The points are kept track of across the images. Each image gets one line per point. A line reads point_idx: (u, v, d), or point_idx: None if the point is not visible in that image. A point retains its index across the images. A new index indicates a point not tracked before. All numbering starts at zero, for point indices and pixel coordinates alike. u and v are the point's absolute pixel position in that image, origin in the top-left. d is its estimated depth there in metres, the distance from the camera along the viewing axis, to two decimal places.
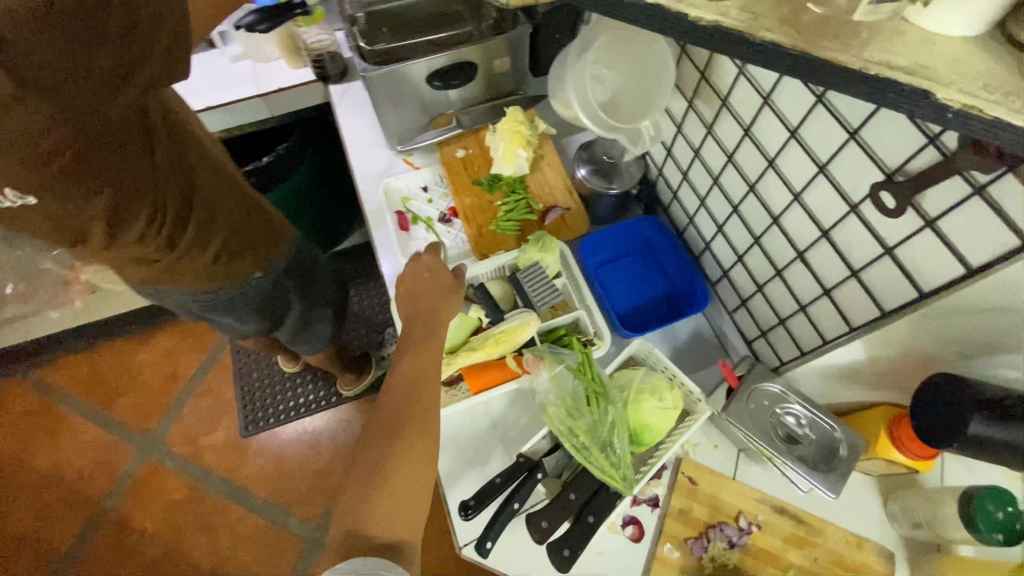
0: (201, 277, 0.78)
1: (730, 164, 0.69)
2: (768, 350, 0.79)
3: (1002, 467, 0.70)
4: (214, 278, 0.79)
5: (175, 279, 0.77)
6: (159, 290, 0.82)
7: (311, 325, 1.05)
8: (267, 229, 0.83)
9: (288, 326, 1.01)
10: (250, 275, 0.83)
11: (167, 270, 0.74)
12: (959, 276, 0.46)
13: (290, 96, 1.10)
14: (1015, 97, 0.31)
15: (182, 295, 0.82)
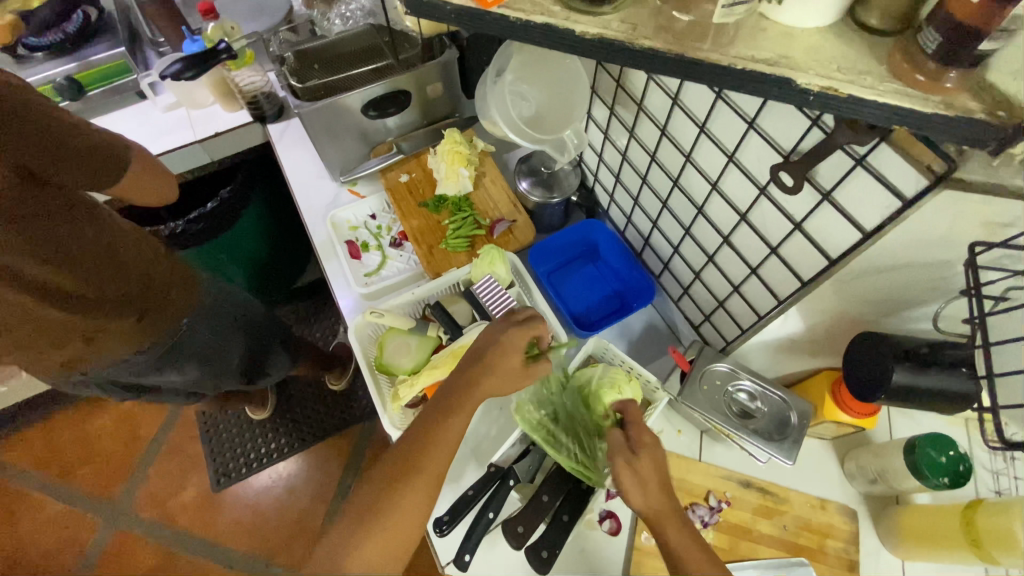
0: (120, 344, 0.80)
1: (654, 163, 0.74)
2: (715, 333, 0.83)
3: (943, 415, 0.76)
4: (133, 343, 0.81)
5: (102, 352, 0.79)
6: (89, 371, 0.84)
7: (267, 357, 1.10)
8: (179, 291, 0.85)
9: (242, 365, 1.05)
10: (181, 322, 0.87)
11: (84, 347, 0.77)
12: (858, 241, 0.50)
13: (229, 139, 1.10)
14: (867, 75, 0.35)
15: (117, 366, 0.85)
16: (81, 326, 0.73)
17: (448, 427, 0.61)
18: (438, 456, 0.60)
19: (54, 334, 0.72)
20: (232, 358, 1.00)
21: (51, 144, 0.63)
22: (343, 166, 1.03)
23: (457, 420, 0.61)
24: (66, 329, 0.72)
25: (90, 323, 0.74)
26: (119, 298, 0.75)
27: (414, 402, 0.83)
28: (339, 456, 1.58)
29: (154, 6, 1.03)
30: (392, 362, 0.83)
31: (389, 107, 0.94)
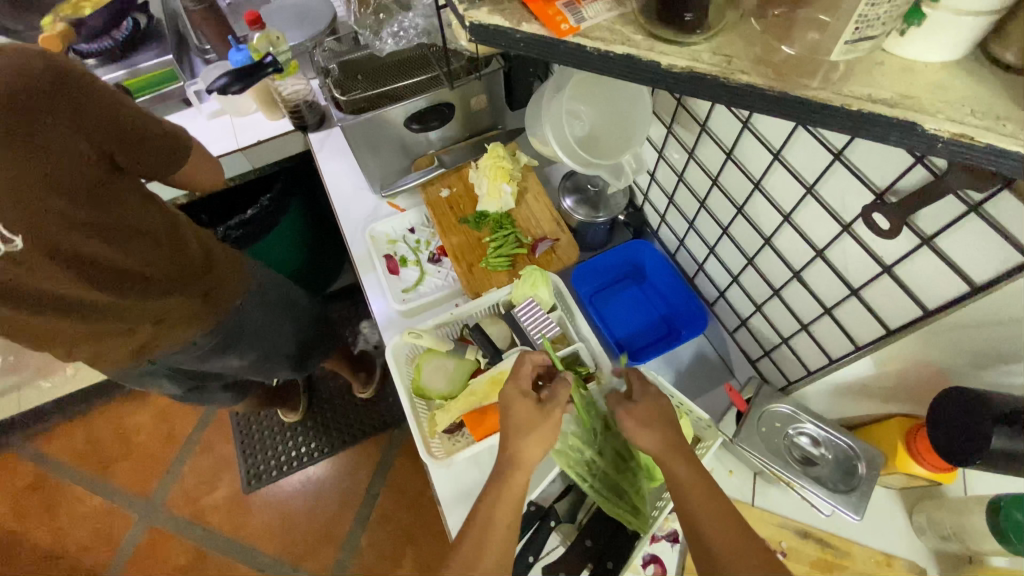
0: (183, 326, 0.84)
1: (716, 187, 0.69)
2: (773, 370, 0.77)
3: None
4: (196, 328, 0.85)
5: (168, 336, 0.83)
6: (155, 360, 0.88)
7: (313, 350, 1.13)
8: (233, 278, 0.88)
9: (288, 358, 1.07)
10: (234, 301, 0.89)
11: (154, 333, 0.82)
12: (963, 294, 0.44)
13: (271, 147, 1.10)
14: (1006, 121, 0.30)
15: (178, 354, 0.89)
16: (146, 310, 0.78)
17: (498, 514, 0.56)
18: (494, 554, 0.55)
19: (124, 317, 0.77)
20: (283, 345, 1.04)
21: (125, 127, 0.64)
22: (382, 179, 1.02)
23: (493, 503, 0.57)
24: (125, 310, 0.76)
25: (151, 305, 0.78)
26: (175, 280, 0.79)
27: (451, 429, 0.79)
28: (368, 463, 1.58)
29: (199, 12, 1.04)
30: (429, 386, 0.80)
31: (432, 120, 0.92)
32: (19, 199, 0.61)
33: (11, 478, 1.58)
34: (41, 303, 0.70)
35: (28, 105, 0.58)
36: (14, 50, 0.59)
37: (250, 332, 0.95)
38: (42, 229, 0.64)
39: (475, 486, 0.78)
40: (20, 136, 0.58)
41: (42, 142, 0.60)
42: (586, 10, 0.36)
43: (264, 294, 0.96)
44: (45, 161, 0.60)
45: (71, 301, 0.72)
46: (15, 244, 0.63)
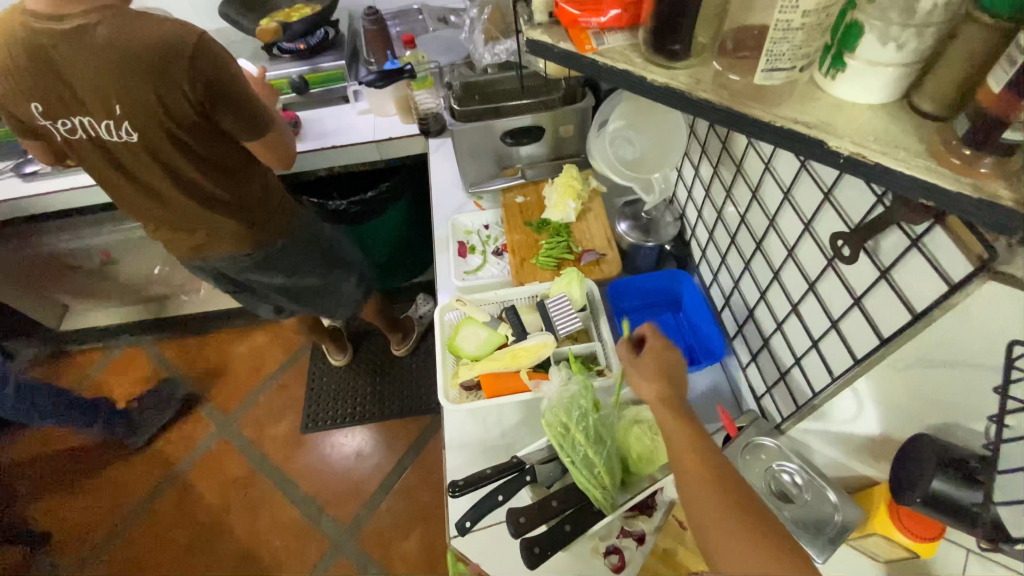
0: (227, 243, 1.11)
1: (743, 224, 0.77)
2: (772, 407, 0.80)
3: None
4: (235, 246, 1.12)
5: (216, 245, 1.11)
6: (203, 259, 1.16)
7: (335, 291, 1.37)
8: (277, 221, 1.14)
9: (310, 288, 1.33)
10: (272, 241, 1.16)
11: (203, 236, 1.09)
12: (908, 321, 0.49)
13: (397, 146, 1.34)
14: (902, 149, 0.38)
15: (220, 260, 1.16)
16: (206, 219, 1.06)
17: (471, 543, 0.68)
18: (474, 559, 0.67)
19: (190, 215, 1.04)
20: (306, 277, 1.28)
21: (228, 97, 0.87)
22: (473, 180, 1.20)
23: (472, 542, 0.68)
24: (192, 212, 1.04)
25: (209, 216, 1.05)
26: (233, 207, 1.06)
27: (468, 386, 0.92)
28: (405, 438, 1.74)
29: (373, 31, 1.36)
30: (461, 346, 0.93)
31: (524, 138, 1.10)
32: (142, 119, 0.85)
33: (135, 368, 1.94)
34: (140, 184, 0.99)
35: (167, 63, 0.80)
36: (174, 21, 0.80)
37: (288, 259, 1.21)
38: (153, 137, 0.88)
39: (475, 439, 0.89)
40: (157, 80, 0.81)
41: (165, 89, 0.82)
42: (607, 38, 0.49)
43: (307, 224, 1.21)
44: (164, 102, 0.83)
45: (159, 190, 0.99)
46: (132, 137, 0.88)
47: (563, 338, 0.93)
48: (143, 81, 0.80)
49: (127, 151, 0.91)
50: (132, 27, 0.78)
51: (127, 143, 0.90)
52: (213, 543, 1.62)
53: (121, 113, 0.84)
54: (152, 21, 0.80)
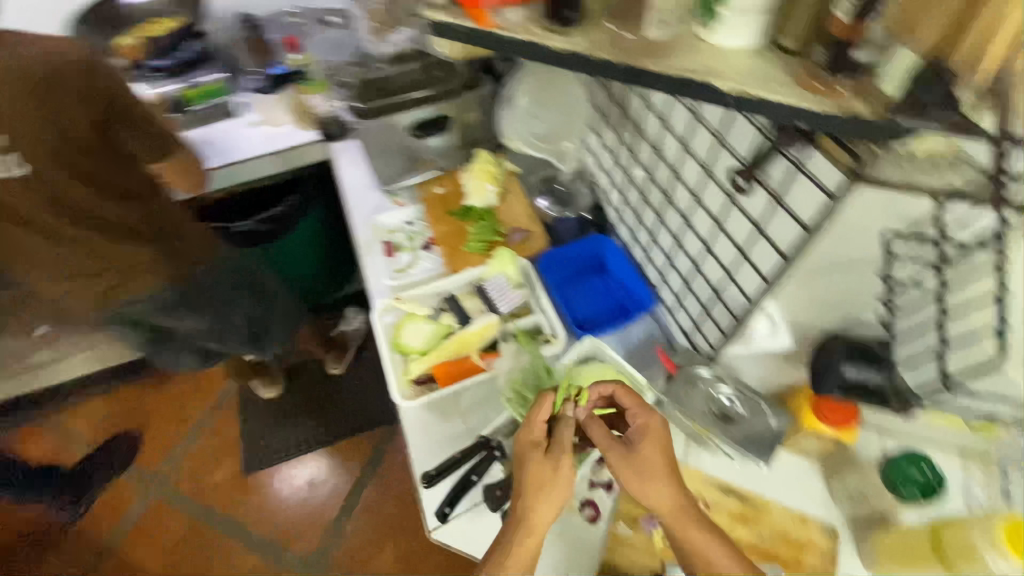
0: (148, 277, 1.04)
1: (651, 179, 0.83)
2: (702, 341, 0.87)
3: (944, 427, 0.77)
4: (157, 279, 1.05)
5: (134, 283, 1.04)
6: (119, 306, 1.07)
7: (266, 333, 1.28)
8: (199, 247, 1.10)
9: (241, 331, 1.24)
10: (194, 270, 1.10)
11: (117, 276, 1.01)
12: (801, 235, 0.56)
13: (297, 156, 1.28)
14: (775, 83, 0.44)
15: (141, 301, 1.08)
16: (120, 254, 0.98)
17: (536, 514, 0.66)
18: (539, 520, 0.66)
19: (99, 255, 0.96)
20: (234, 319, 1.21)
21: (123, 109, 0.87)
22: (386, 178, 1.17)
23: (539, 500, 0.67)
24: (100, 251, 0.96)
25: (123, 251, 0.98)
26: (148, 235, 1.00)
27: (422, 381, 0.90)
28: (360, 456, 1.68)
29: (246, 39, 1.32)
30: (408, 343, 0.93)
31: (431, 129, 1.12)
32: (35, 146, 0.80)
33: (32, 446, 1.71)
34: (32, 232, 0.89)
35: (55, 79, 0.79)
36: (52, 40, 0.80)
37: (205, 296, 1.14)
38: (47, 168, 0.83)
39: (437, 432, 0.89)
40: (47, 99, 0.79)
41: (57, 108, 0.80)
42: (506, 13, 0.51)
43: (230, 256, 1.16)
44: (59, 122, 0.81)
45: (58, 235, 0.90)
46: (26, 170, 0.80)
47: (506, 316, 0.96)
48: (32, 102, 0.78)
49: (14, 194, 0.83)
50: (7, 48, 0.76)
51: (16, 183, 0.81)
52: None
53: (8, 144, 0.78)
54: (28, 42, 0.79)
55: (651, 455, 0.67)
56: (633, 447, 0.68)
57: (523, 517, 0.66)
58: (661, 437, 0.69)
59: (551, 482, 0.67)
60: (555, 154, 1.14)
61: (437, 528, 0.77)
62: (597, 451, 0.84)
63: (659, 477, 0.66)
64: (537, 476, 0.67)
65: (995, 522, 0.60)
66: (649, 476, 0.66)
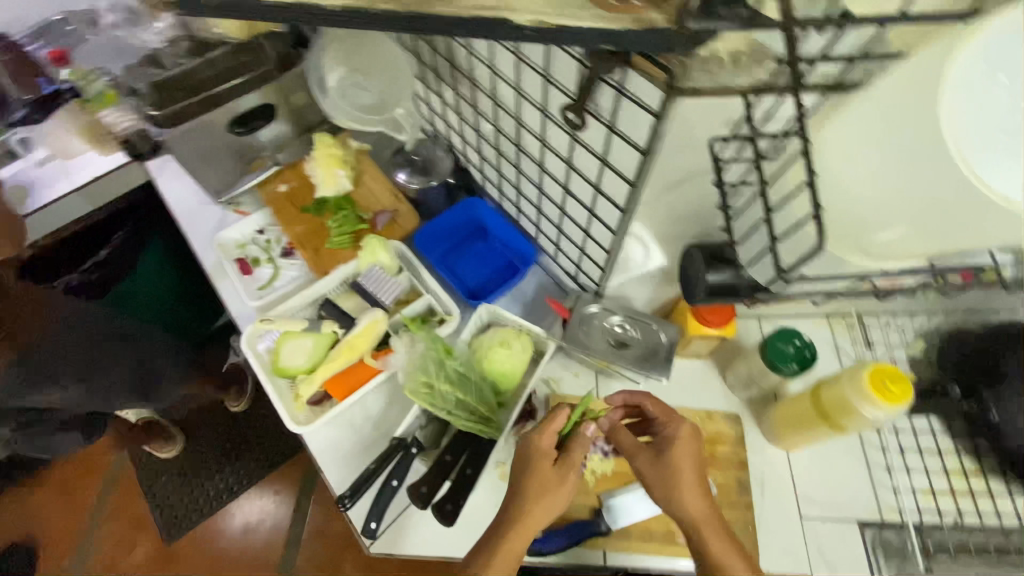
0: None
1: (500, 131, 0.80)
2: (587, 280, 0.88)
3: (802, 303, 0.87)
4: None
5: None
6: None
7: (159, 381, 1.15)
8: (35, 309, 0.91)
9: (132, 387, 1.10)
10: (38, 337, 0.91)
11: None
12: (641, 159, 0.55)
13: (107, 183, 1.14)
14: (568, 7, 0.41)
15: None
16: None
17: (529, 516, 0.66)
18: (529, 520, 0.66)
19: None
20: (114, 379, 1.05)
21: None
22: (218, 187, 1.04)
23: (532, 504, 0.66)
24: None
25: None
26: None
27: (317, 400, 0.85)
28: (291, 484, 1.56)
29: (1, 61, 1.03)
30: (290, 365, 0.84)
31: (255, 120, 0.96)
32: None
33: None
34: None
35: None
36: None
37: (69, 360, 0.96)
38: None
39: (351, 443, 0.84)
40: None
41: None
42: None
43: (73, 311, 0.98)
44: None
45: None
46: None
47: (393, 307, 0.91)
48: None
49: None
50: None
51: None
52: None
53: None
54: None
55: (684, 470, 0.68)
56: (661, 454, 0.70)
57: (515, 517, 0.66)
58: (692, 451, 0.69)
59: (553, 490, 0.67)
60: (390, 123, 1.04)
61: (371, 543, 0.74)
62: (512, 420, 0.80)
63: (691, 488, 0.67)
64: (540, 482, 0.67)
65: (862, 374, 0.64)
66: (678, 486, 0.67)
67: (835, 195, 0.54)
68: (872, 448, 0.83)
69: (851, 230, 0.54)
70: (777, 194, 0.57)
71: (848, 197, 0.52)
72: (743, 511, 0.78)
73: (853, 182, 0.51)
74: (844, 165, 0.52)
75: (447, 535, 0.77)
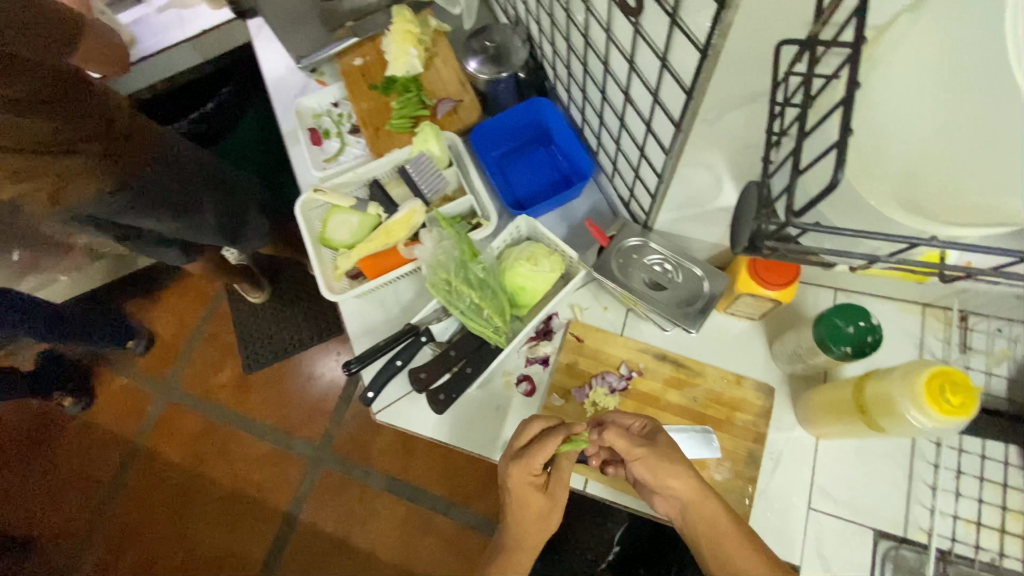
0: (95, 182, 0.92)
1: (571, 20, 0.71)
2: (638, 208, 0.80)
3: (893, 279, 0.74)
4: (107, 184, 0.93)
5: (80, 190, 0.92)
6: (71, 210, 0.95)
7: (247, 226, 1.26)
8: (148, 149, 0.99)
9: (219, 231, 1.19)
10: (141, 172, 0.98)
11: (66, 182, 0.89)
12: (700, 61, 0.46)
13: (215, 38, 1.21)
14: None
15: (90, 208, 0.96)
16: (72, 157, 0.88)
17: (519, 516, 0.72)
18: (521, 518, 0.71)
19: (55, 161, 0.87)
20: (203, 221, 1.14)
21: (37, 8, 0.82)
22: (302, 53, 1.04)
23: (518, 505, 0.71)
24: (62, 155, 0.87)
25: (76, 154, 0.88)
26: (101, 136, 0.91)
27: (353, 275, 0.89)
28: (350, 350, 1.73)
29: None
30: (333, 237, 0.88)
31: None
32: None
33: None
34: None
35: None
36: None
37: (163, 195, 1.03)
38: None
39: (376, 321, 0.88)
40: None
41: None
42: None
43: (177, 146, 1.07)
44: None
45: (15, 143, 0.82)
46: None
47: (435, 201, 0.90)
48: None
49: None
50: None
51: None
52: (199, 493, 1.67)
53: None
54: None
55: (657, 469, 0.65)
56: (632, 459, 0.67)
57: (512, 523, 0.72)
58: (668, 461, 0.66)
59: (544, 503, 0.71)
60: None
61: (374, 410, 0.80)
62: (525, 334, 0.80)
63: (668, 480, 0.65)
64: (524, 493, 0.70)
65: (918, 376, 0.53)
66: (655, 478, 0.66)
67: (879, 140, 0.43)
68: (920, 461, 0.72)
69: (888, 177, 0.42)
70: (814, 122, 0.45)
71: (893, 150, 0.42)
72: (745, 483, 0.73)
73: (892, 118, 0.42)
74: (889, 107, 0.42)
75: (438, 425, 0.80)
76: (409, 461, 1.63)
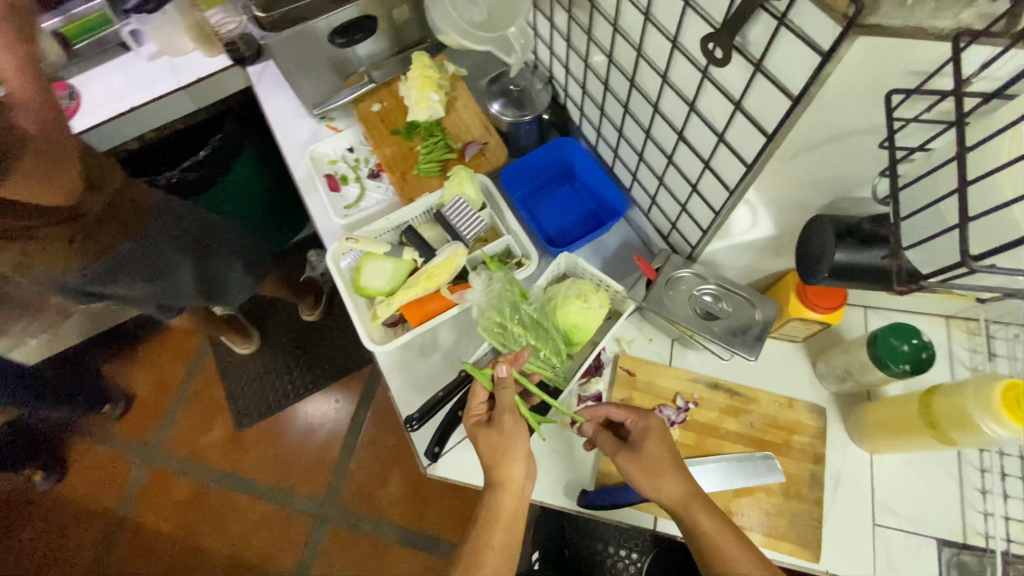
0: (63, 260, 0.91)
1: (612, 64, 0.73)
2: (681, 240, 0.82)
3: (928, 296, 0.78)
4: (78, 260, 0.93)
5: (44, 264, 0.91)
6: (33, 274, 0.94)
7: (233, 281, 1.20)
8: (127, 217, 0.96)
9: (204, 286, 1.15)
10: (119, 244, 0.96)
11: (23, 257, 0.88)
12: (789, 108, 0.48)
13: (213, 84, 1.12)
14: None
15: (54, 277, 0.95)
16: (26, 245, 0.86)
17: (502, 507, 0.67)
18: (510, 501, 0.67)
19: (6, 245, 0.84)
20: (178, 273, 1.10)
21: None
22: (316, 100, 1.03)
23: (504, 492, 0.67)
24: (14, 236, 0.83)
25: (32, 238, 0.85)
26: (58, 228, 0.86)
27: (392, 322, 0.86)
28: (349, 397, 1.66)
29: None
30: (370, 286, 0.85)
31: (356, 34, 0.93)
32: None
33: None
34: None
35: None
36: None
37: (142, 259, 1.01)
38: None
39: (417, 367, 0.86)
40: None
41: None
42: None
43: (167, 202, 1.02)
44: None
45: None
46: None
47: (472, 242, 0.88)
48: None
49: None
50: None
51: None
52: (191, 566, 1.53)
53: None
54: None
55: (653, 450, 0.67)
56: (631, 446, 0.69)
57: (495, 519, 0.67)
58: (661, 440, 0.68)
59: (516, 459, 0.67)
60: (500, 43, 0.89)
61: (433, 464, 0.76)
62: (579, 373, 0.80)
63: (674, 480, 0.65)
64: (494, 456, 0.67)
65: (993, 390, 0.56)
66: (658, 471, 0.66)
67: None
68: (968, 467, 0.75)
69: None
70: (976, 171, 0.47)
71: None
72: (810, 505, 0.74)
73: None
74: None
75: None
76: (421, 509, 1.56)
